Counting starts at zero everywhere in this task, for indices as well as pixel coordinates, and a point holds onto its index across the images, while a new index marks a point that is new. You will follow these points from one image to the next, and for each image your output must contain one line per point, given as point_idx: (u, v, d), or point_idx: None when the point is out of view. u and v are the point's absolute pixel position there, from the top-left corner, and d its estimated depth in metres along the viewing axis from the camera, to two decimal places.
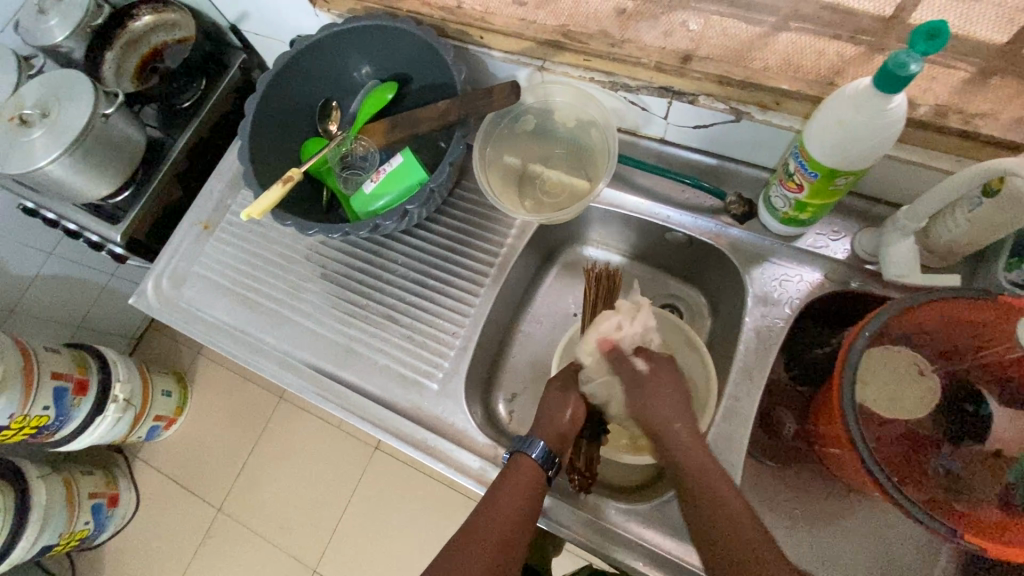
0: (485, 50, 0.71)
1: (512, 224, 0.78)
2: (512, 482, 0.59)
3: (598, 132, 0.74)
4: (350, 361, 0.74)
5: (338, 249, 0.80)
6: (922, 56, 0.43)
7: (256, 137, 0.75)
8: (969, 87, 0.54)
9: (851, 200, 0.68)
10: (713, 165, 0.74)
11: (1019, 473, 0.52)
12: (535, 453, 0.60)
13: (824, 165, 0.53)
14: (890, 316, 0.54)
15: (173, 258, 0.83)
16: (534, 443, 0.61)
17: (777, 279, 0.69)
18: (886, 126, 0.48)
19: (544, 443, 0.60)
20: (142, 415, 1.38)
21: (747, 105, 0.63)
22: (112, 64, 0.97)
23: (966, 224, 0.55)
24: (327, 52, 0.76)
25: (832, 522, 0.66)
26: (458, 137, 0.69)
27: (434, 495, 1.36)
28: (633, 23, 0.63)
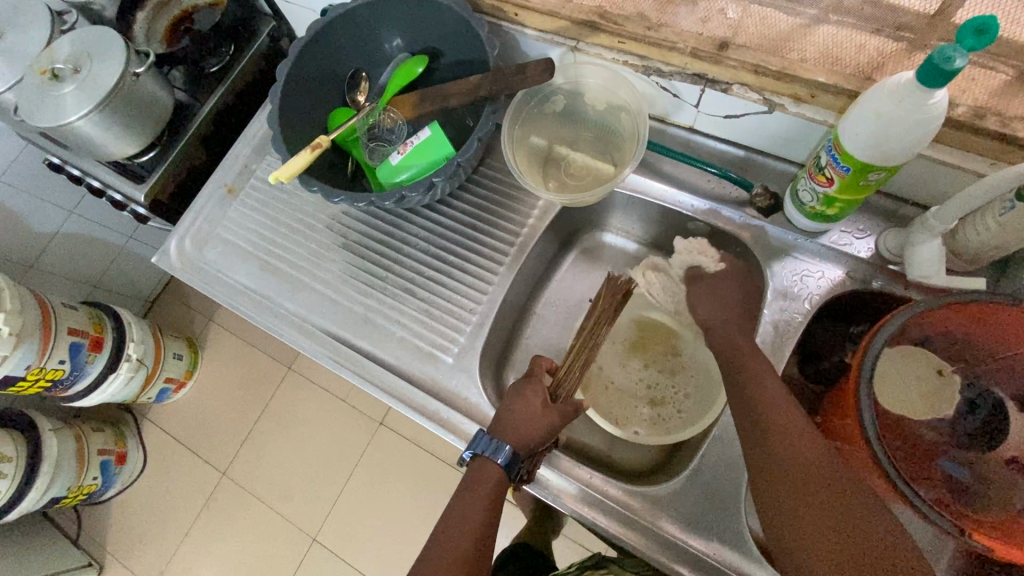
0: (518, 27, 0.71)
1: (535, 205, 0.78)
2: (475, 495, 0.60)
3: (628, 118, 0.73)
4: (366, 331, 0.75)
5: (360, 220, 0.80)
6: (969, 51, 0.42)
7: (285, 103, 0.76)
8: (1010, 90, 0.53)
9: (878, 200, 0.67)
10: (741, 157, 0.73)
11: None
12: (500, 458, 0.61)
13: (857, 159, 0.53)
14: (913, 314, 0.54)
15: (196, 220, 0.84)
16: (498, 448, 0.62)
17: (798, 274, 0.69)
18: (925, 122, 0.47)
19: (509, 449, 0.62)
20: (153, 376, 1.40)
21: (781, 97, 0.62)
22: (142, 25, 0.96)
23: (996, 228, 0.55)
24: (360, 22, 0.76)
25: None
26: (488, 114, 0.69)
27: (435, 473, 1.37)
28: (671, 8, 0.63)
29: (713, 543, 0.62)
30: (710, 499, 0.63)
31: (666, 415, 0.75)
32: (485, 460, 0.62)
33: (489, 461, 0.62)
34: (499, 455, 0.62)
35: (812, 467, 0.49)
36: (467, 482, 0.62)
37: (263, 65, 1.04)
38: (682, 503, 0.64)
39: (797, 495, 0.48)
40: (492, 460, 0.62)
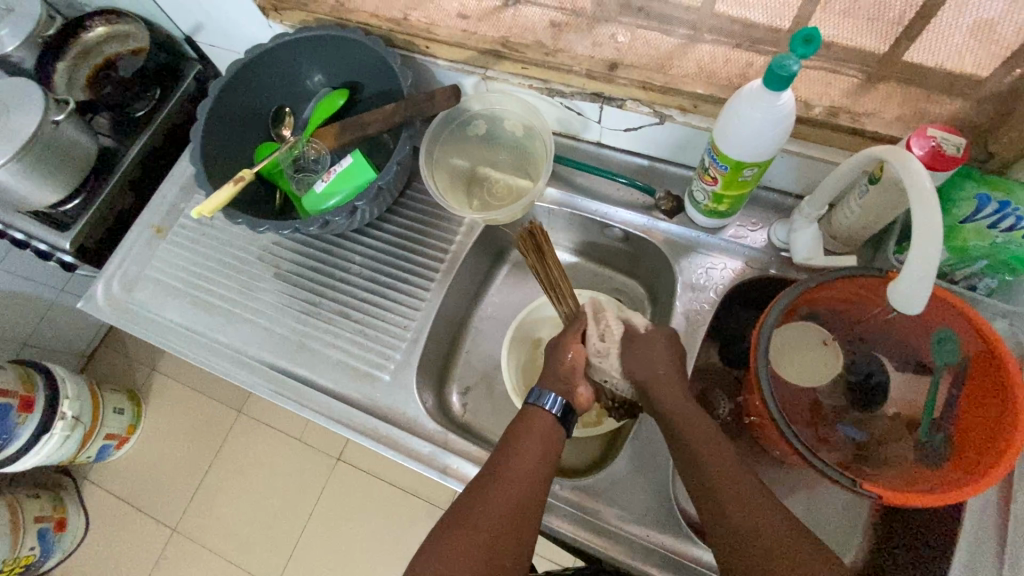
0: (430, 59, 0.76)
1: (460, 224, 0.82)
2: (531, 443, 0.59)
3: (540, 142, 0.78)
4: (303, 357, 0.76)
5: (292, 249, 0.82)
6: (801, 59, 0.49)
7: (208, 141, 0.77)
8: (859, 91, 0.61)
9: (766, 195, 0.74)
10: (645, 166, 0.80)
11: (926, 432, 0.58)
12: (549, 405, 0.62)
13: (731, 158, 0.59)
14: (799, 293, 0.59)
15: (124, 262, 0.84)
16: (547, 396, 0.63)
17: (704, 268, 0.75)
18: (779, 120, 0.54)
19: (557, 396, 0.62)
20: (92, 434, 1.33)
21: (668, 109, 0.69)
22: (63, 76, 0.99)
23: (858, 211, 0.62)
24: (280, 60, 0.80)
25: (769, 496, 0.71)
26: (405, 138, 0.73)
27: (396, 503, 1.36)
28: (564, 35, 0.69)
29: (647, 527, 0.66)
30: (643, 483, 0.67)
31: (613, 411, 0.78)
32: (539, 413, 0.62)
33: (544, 411, 0.62)
34: (551, 406, 0.62)
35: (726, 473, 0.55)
36: (530, 430, 0.61)
37: (190, 106, 1.05)
38: (618, 493, 0.67)
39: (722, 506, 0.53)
40: (546, 414, 0.62)
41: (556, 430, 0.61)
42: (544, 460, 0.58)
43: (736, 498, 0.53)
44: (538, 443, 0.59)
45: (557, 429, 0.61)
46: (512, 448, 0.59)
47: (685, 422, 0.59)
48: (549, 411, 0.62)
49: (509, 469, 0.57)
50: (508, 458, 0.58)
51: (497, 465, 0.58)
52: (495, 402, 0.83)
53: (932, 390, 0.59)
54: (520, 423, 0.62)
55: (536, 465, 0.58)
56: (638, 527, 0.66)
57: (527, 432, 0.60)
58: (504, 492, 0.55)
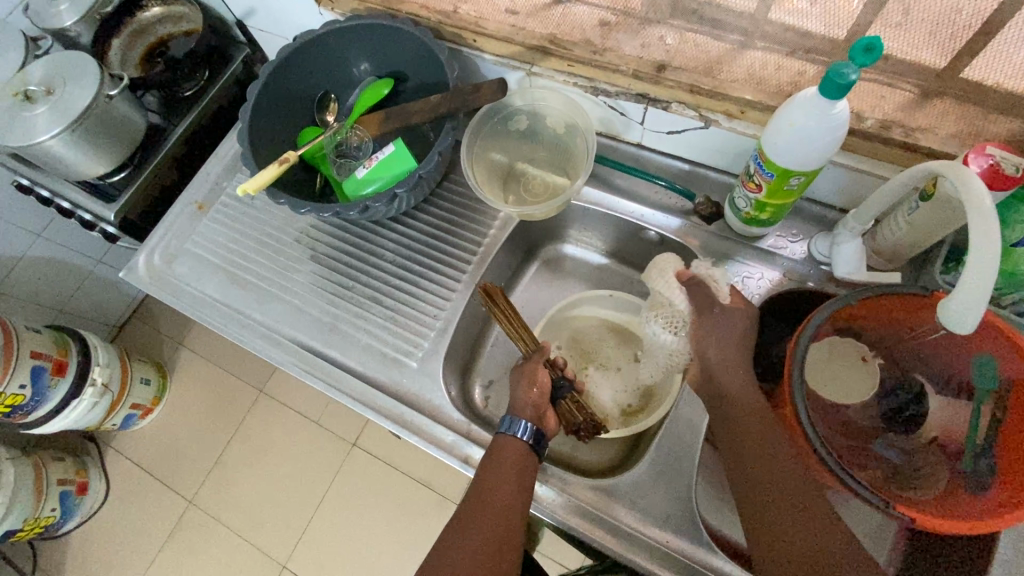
0: (477, 52, 0.77)
1: (495, 217, 0.82)
2: (499, 472, 0.61)
3: (582, 140, 0.78)
4: (333, 338, 0.77)
5: (329, 232, 0.83)
6: (861, 67, 0.48)
7: (255, 121, 0.79)
8: (912, 105, 0.60)
9: (808, 206, 0.73)
10: (686, 170, 0.79)
11: (969, 463, 0.55)
12: (518, 433, 0.64)
13: (778, 165, 0.58)
14: (839, 307, 0.58)
15: (166, 235, 0.86)
16: (516, 423, 0.65)
17: (741, 276, 0.74)
18: (833, 129, 0.53)
19: (526, 423, 0.65)
20: (119, 402, 1.37)
21: (715, 113, 0.68)
22: (117, 52, 1.02)
23: (906, 227, 0.60)
24: (329, 47, 0.81)
25: None
26: (448, 129, 0.73)
27: (407, 493, 1.36)
28: (613, 34, 0.69)
29: (667, 532, 0.65)
30: (664, 489, 0.67)
31: (639, 412, 0.79)
32: (509, 441, 0.64)
33: (514, 439, 0.64)
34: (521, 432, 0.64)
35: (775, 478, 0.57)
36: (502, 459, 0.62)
37: (236, 89, 1.08)
38: (640, 496, 0.67)
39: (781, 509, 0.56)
40: (516, 439, 0.64)
41: (526, 459, 0.63)
42: (515, 492, 0.60)
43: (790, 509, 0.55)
44: (511, 476, 0.61)
45: (528, 456, 0.63)
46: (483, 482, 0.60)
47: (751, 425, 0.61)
48: (518, 437, 0.64)
49: (480, 508, 0.59)
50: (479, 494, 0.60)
51: (470, 502, 0.60)
52: (518, 398, 0.83)
53: (974, 416, 0.57)
54: (491, 454, 0.63)
55: (508, 498, 0.59)
56: (657, 532, 0.65)
57: (499, 463, 0.62)
58: (476, 532, 0.57)
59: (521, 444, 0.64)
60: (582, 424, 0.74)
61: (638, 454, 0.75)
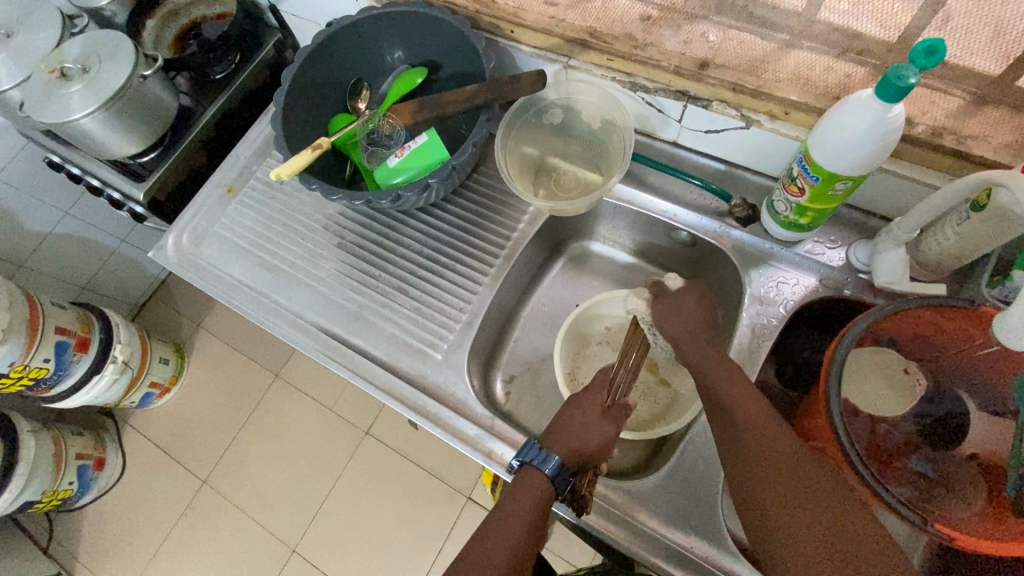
0: (514, 44, 0.76)
1: (524, 212, 0.82)
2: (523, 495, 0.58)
3: (618, 136, 0.77)
4: (359, 326, 0.77)
5: (357, 221, 0.83)
6: (921, 71, 0.47)
7: (288, 106, 0.79)
8: (965, 112, 0.58)
9: (847, 212, 0.72)
10: (723, 170, 0.77)
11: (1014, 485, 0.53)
12: (547, 467, 0.60)
13: (825, 169, 0.57)
14: (880, 317, 0.57)
15: (195, 217, 0.86)
16: (546, 456, 0.61)
17: (775, 281, 0.72)
18: (885, 134, 0.51)
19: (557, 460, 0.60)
20: (138, 380, 1.38)
21: (757, 114, 0.66)
22: (151, 33, 1.02)
23: (954, 238, 0.58)
24: (364, 34, 0.81)
25: None
26: (483, 121, 0.72)
27: (418, 483, 1.37)
28: (656, 29, 0.68)
29: (691, 537, 0.64)
30: (688, 493, 0.66)
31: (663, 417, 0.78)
32: (532, 471, 0.60)
33: (537, 471, 0.60)
34: (546, 465, 0.60)
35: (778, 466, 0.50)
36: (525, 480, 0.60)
37: (267, 73, 1.08)
38: (664, 499, 0.66)
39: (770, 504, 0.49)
40: (539, 473, 0.60)
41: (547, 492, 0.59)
42: (532, 526, 0.56)
43: (783, 518, 0.47)
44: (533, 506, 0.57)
45: (548, 495, 0.59)
46: (501, 513, 0.57)
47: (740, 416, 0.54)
48: (543, 471, 0.60)
49: (496, 536, 0.55)
50: (495, 523, 0.57)
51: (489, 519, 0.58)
52: (538, 394, 0.83)
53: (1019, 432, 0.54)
54: (515, 485, 0.60)
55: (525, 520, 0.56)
56: (679, 534, 0.64)
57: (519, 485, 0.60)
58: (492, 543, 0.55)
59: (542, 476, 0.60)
60: (579, 495, 0.63)
61: (663, 458, 0.73)
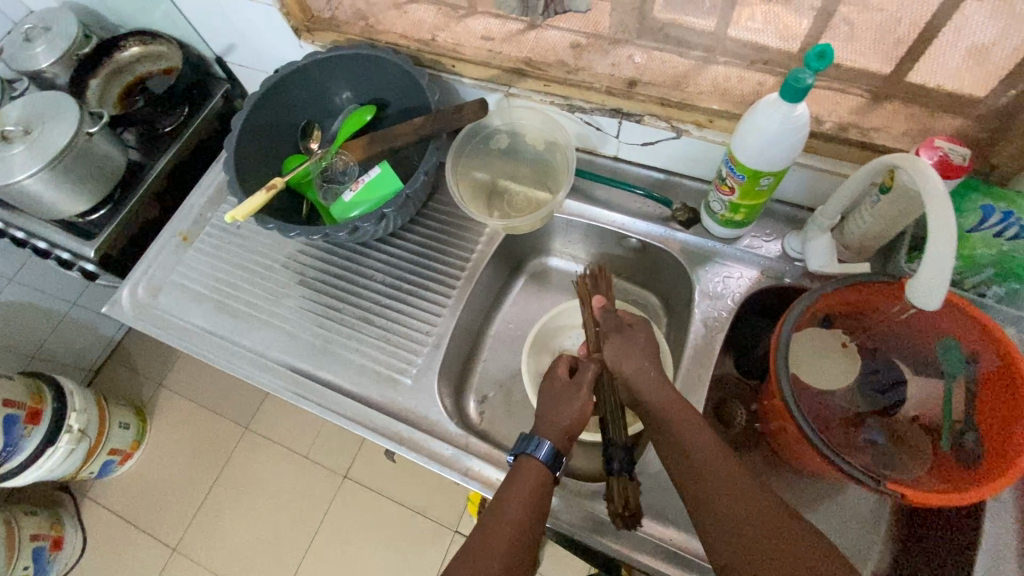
0: (456, 77, 0.80)
1: (481, 233, 0.84)
2: (520, 485, 0.59)
3: (562, 155, 0.81)
4: (326, 360, 0.77)
5: (317, 256, 0.84)
6: (816, 72, 0.52)
7: (240, 151, 0.80)
8: (865, 108, 0.66)
9: (777, 207, 0.78)
10: (662, 179, 0.83)
11: (949, 442, 0.58)
12: (541, 453, 0.61)
13: (749, 167, 0.62)
14: (817, 297, 0.62)
15: (150, 268, 0.85)
16: (539, 444, 0.62)
17: (721, 277, 0.77)
18: (795, 130, 0.57)
19: (550, 444, 0.62)
20: (97, 448, 1.32)
21: (685, 124, 0.71)
22: (95, 91, 1.03)
23: (870, 220, 0.64)
24: (311, 77, 0.84)
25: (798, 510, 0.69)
26: (432, 150, 0.76)
27: (402, 522, 1.33)
28: (585, 55, 0.74)
29: (671, 530, 0.66)
30: (664, 487, 0.68)
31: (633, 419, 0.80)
32: (528, 461, 0.61)
33: (533, 459, 0.61)
34: (540, 451, 0.61)
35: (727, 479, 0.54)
36: (515, 478, 0.60)
37: (218, 123, 1.09)
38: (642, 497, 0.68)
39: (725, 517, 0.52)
40: (536, 460, 0.61)
41: (544, 478, 0.60)
42: (530, 520, 0.57)
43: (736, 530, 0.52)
44: (529, 495, 0.59)
45: (545, 479, 0.60)
46: (500, 503, 0.58)
47: (698, 460, 0.56)
48: (538, 457, 0.61)
49: (495, 525, 0.56)
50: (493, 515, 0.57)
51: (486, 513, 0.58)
52: (512, 410, 0.84)
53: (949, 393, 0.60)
54: (511, 475, 0.61)
55: (523, 511, 0.57)
56: (659, 528, 0.66)
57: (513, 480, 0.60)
58: (491, 539, 0.55)
59: (537, 463, 0.61)
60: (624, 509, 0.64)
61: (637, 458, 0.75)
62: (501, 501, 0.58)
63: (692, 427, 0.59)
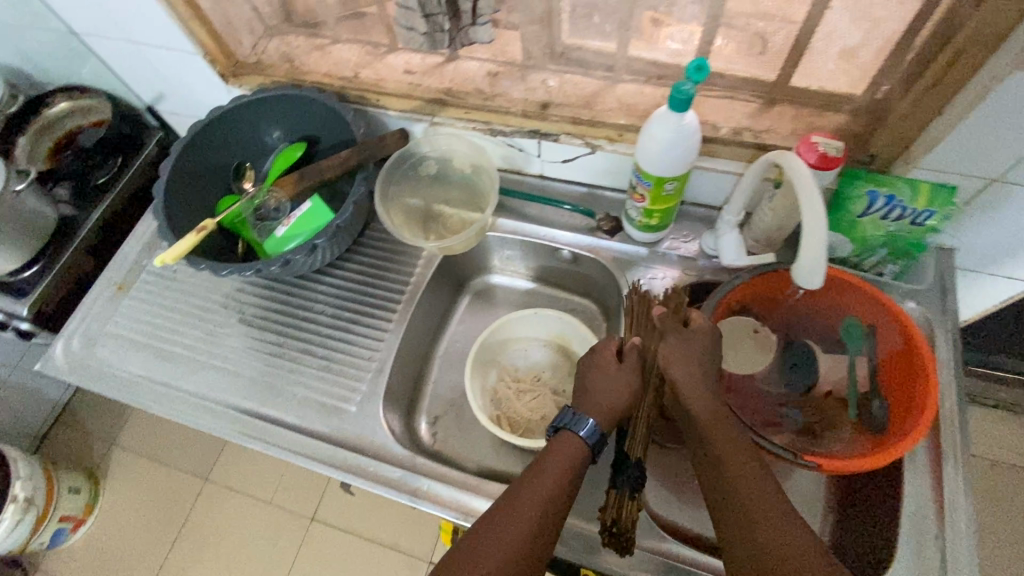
0: (382, 111, 0.83)
1: (418, 257, 0.87)
2: (557, 457, 0.58)
3: (488, 176, 0.85)
4: (268, 396, 0.77)
5: (256, 293, 0.84)
6: (695, 83, 0.57)
7: (170, 197, 0.81)
8: (757, 113, 0.71)
9: (694, 210, 0.82)
10: (585, 192, 0.87)
11: (857, 412, 0.63)
12: (582, 431, 0.60)
13: (653, 174, 0.66)
14: (732, 287, 0.68)
15: (85, 320, 0.84)
16: (581, 421, 0.61)
17: (647, 279, 0.81)
18: (687, 137, 0.62)
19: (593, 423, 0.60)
20: (46, 516, 1.25)
21: (598, 140, 0.76)
22: (23, 147, 1.01)
23: (769, 215, 0.69)
24: (239, 120, 0.85)
25: None
26: (361, 179, 0.79)
27: (374, 559, 1.31)
28: (500, 81, 0.79)
29: None
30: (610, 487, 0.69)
31: None
32: (568, 436, 0.60)
33: (574, 435, 0.60)
34: (584, 429, 0.60)
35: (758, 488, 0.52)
36: (550, 454, 0.59)
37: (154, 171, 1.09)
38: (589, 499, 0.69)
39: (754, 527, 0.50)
40: (576, 437, 0.60)
41: (581, 455, 0.59)
42: (561, 498, 0.56)
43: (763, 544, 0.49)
44: (563, 469, 0.57)
45: (585, 455, 0.59)
46: (533, 474, 0.57)
47: (730, 464, 0.54)
48: (578, 434, 0.60)
49: (525, 495, 0.55)
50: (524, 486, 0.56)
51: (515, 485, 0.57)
52: (463, 429, 0.85)
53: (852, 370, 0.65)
54: (550, 447, 0.60)
55: (556, 484, 0.56)
56: None
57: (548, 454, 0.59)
58: (518, 512, 0.54)
59: (578, 440, 0.60)
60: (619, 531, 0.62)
61: None
62: (536, 471, 0.57)
63: (719, 421, 0.57)
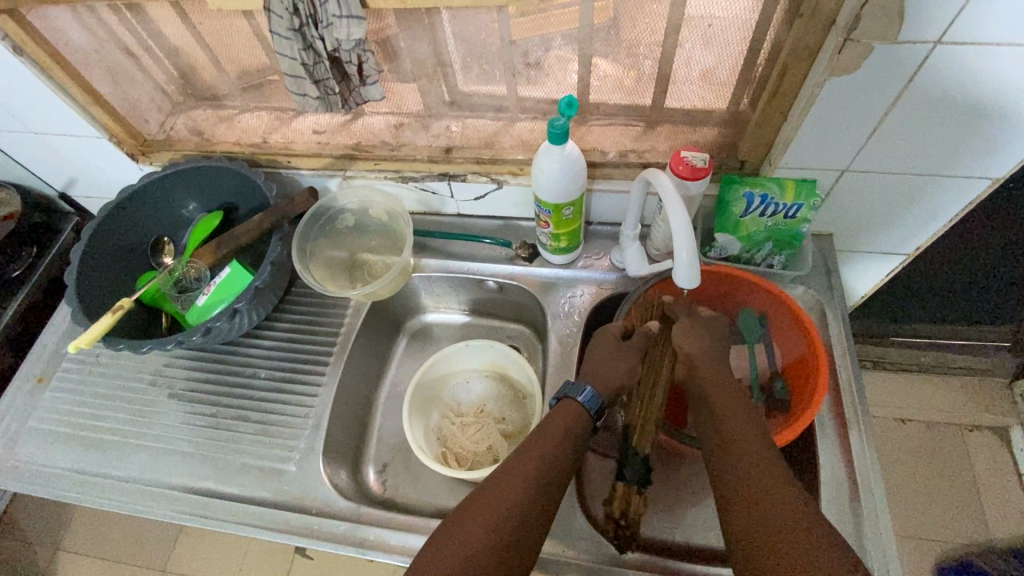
0: (294, 171, 0.87)
1: (346, 308, 0.88)
2: (558, 418, 0.63)
3: (402, 222, 0.87)
4: (206, 468, 0.75)
5: (185, 365, 0.84)
6: (569, 117, 0.63)
7: (83, 280, 0.80)
8: (637, 135, 0.79)
9: (602, 228, 0.88)
10: (502, 224, 0.92)
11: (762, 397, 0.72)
12: (581, 397, 0.65)
13: (550, 202, 0.72)
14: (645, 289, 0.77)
15: (5, 419, 0.81)
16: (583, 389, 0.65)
17: (567, 298, 0.85)
18: (572, 165, 0.67)
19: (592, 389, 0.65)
20: None
21: (502, 175, 0.81)
22: None
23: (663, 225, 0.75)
24: (151, 196, 0.86)
25: (681, 492, 0.73)
26: (276, 240, 0.81)
27: None
28: (404, 132, 0.83)
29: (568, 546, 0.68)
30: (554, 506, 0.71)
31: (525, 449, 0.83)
32: (568, 402, 0.65)
33: (573, 401, 0.65)
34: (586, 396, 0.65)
35: (765, 464, 0.54)
36: (555, 419, 0.63)
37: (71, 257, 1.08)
38: None
39: (758, 499, 0.51)
40: (575, 403, 0.64)
41: (581, 420, 0.63)
42: (558, 457, 0.59)
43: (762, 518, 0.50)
44: (560, 432, 0.61)
45: (580, 420, 0.63)
46: (536, 435, 0.61)
47: (743, 444, 0.57)
48: (579, 401, 0.64)
49: (529, 453, 0.59)
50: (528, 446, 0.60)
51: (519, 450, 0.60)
52: (412, 471, 0.85)
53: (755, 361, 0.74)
54: (552, 412, 0.64)
55: (553, 445, 0.60)
56: (554, 547, 0.67)
57: (551, 419, 0.63)
58: (518, 467, 0.57)
59: (575, 405, 0.64)
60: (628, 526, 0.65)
61: None
62: (540, 430, 0.62)
63: (733, 408, 0.61)
